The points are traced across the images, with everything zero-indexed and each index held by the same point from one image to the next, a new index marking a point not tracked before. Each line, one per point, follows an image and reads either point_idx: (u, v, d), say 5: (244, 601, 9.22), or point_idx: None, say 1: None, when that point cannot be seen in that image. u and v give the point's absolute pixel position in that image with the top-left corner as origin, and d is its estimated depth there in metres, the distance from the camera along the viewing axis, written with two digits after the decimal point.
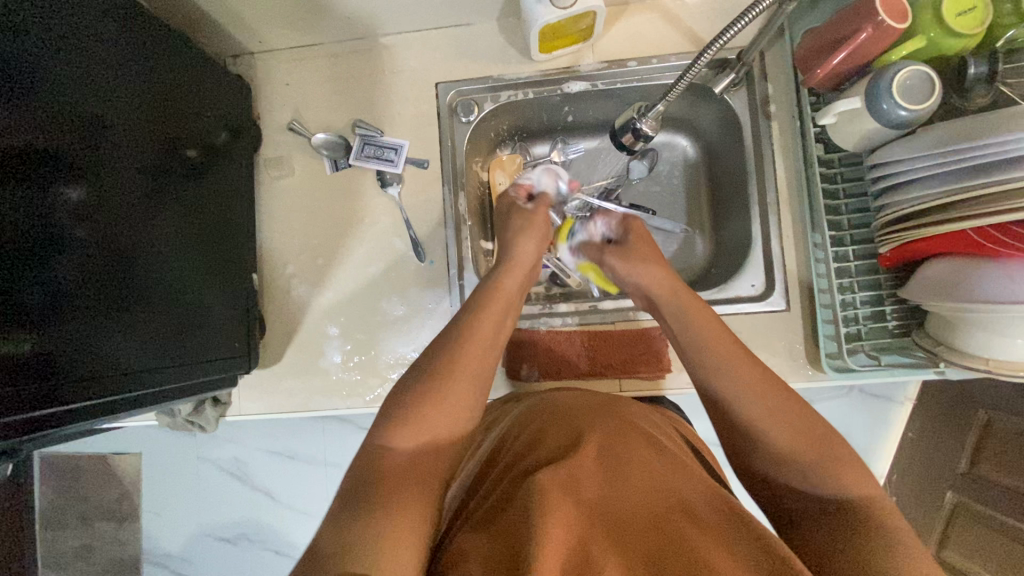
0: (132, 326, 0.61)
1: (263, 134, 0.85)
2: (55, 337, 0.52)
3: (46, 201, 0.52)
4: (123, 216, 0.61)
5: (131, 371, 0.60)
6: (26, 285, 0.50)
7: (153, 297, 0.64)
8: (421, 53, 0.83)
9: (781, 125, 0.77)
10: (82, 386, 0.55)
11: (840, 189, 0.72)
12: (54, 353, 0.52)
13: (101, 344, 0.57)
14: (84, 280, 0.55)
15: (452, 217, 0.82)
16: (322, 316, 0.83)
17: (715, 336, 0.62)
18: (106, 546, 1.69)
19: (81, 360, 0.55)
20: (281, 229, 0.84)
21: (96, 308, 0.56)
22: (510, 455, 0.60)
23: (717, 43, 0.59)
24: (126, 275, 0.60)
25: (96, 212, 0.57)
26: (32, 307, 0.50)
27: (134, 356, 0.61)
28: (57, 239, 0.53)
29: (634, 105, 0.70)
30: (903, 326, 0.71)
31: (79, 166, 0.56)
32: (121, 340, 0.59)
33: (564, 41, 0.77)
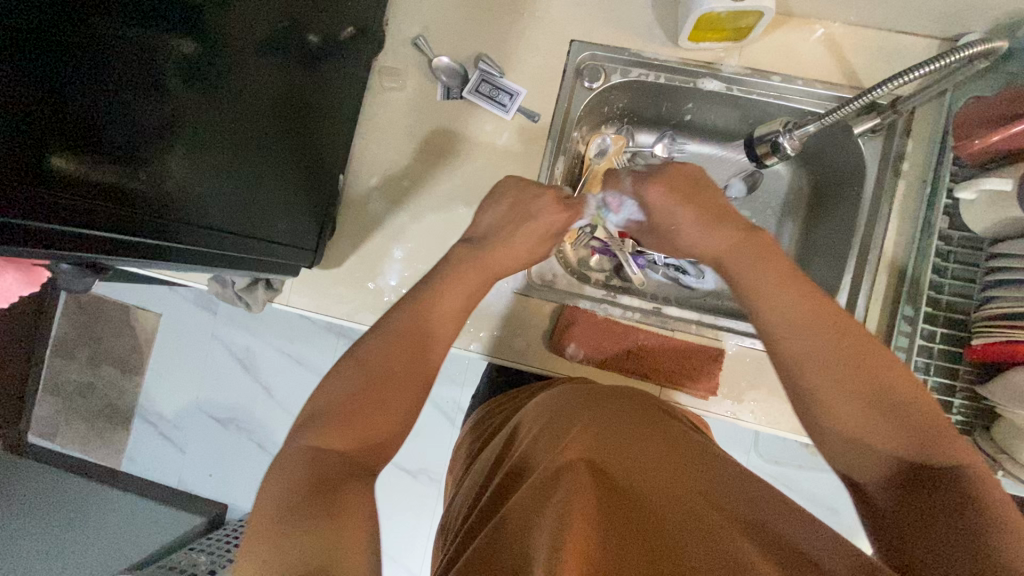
0: (215, 190, 0.61)
1: (386, 41, 0.84)
2: (140, 178, 0.51)
3: (163, 43, 0.50)
4: (235, 82, 0.60)
5: (201, 235, 0.60)
6: (126, 121, 0.48)
7: (236, 169, 0.63)
8: (566, 6, 0.80)
9: (907, 185, 0.73)
10: (157, 235, 0.54)
11: (949, 268, 0.68)
12: (137, 194, 0.51)
13: (185, 199, 0.57)
14: (177, 134, 0.54)
15: (545, 178, 0.81)
16: (391, 235, 0.83)
17: (796, 292, 0.53)
18: (104, 390, 1.73)
19: (159, 209, 0.54)
20: (377, 140, 0.84)
21: (182, 163, 0.56)
22: (530, 438, 0.61)
23: (883, 87, 0.63)
24: (216, 139, 0.59)
25: (206, 68, 0.55)
26: (127, 144, 0.49)
27: (205, 218, 0.60)
28: (164, 86, 0.51)
29: (780, 119, 0.72)
30: (965, 423, 0.68)
31: (204, 17, 0.53)
32: (203, 200, 0.59)
33: (716, 34, 0.74)
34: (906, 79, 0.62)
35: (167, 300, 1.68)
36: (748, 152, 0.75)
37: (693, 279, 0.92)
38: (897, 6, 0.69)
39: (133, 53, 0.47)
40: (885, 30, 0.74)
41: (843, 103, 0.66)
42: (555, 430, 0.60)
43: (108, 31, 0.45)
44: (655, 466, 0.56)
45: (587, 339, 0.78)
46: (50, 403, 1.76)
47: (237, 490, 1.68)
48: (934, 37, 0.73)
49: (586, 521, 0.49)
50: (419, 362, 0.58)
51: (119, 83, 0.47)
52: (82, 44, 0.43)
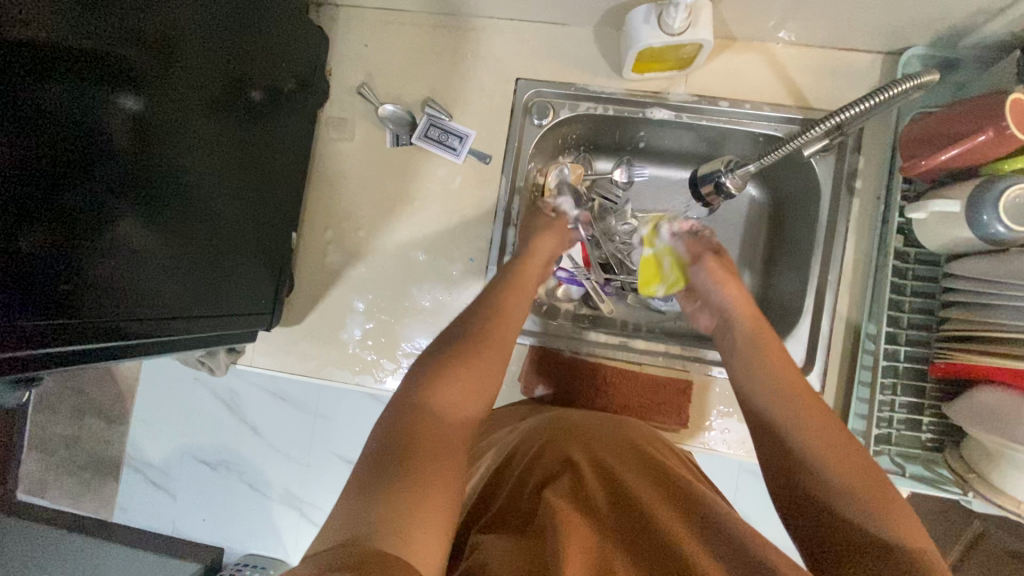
0: (166, 260, 0.59)
1: (331, 90, 0.83)
2: (85, 255, 0.50)
3: (96, 112, 0.50)
4: (180, 146, 0.59)
5: (156, 305, 0.59)
6: (62, 195, 0.48)
7: (192, 232, 0.62)
8: (509, 45, 0.79)
9: (862, 204, 0.73)
10: (105, 311, 0.53)
11: (907, 285, 0.68)
12: (80, 273, 0.50)
13: (134, 274, 0.56)
14: (122, 206, 0.53)
15: (502, 218, 0.80)
16: (351, 288, 0.81)
17: (776, 352, 0.65)
18: (90, 442, 1.71)
19: (108, 285, 0.53)
20: (328, 192, 0.83)
21: (134, 235, 0.55)
22: (521, 463, 0.64)
23: (832, 119, 0.60)
24: (166, 203, 0.58)
25: (146, 135, 0.55)
26: (65, 221, 0.48)
27: (160, 287, 0.59)
28: (102, 156, 0.51)
29: (722, 158, 0.71)
30: (936, 440, 0.68)
31: (139, 84, 0.53)
32: (154, 273, 0.58)
33: (659, 65, 0.73)
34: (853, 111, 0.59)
35: None
36: (693, 193, 0.75)
37: (662, 303, 0.90)
38: (837, 25, 0.69)
39: (58, 134, 0.47)
40: (828, 47, 0.74)
41: (790, 137, 0.63)
42: (549, 459, 0.63)
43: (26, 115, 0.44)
44: (657, 490, 0.60)
45: (555, 378, 0.78)
46: (37, 460, 1.74)
47: (233, 531, 1.68)
48: (878, 51, 0.73)
49: (584, 542, 0.52)
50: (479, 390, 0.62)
51: (49, 160, 0.47)
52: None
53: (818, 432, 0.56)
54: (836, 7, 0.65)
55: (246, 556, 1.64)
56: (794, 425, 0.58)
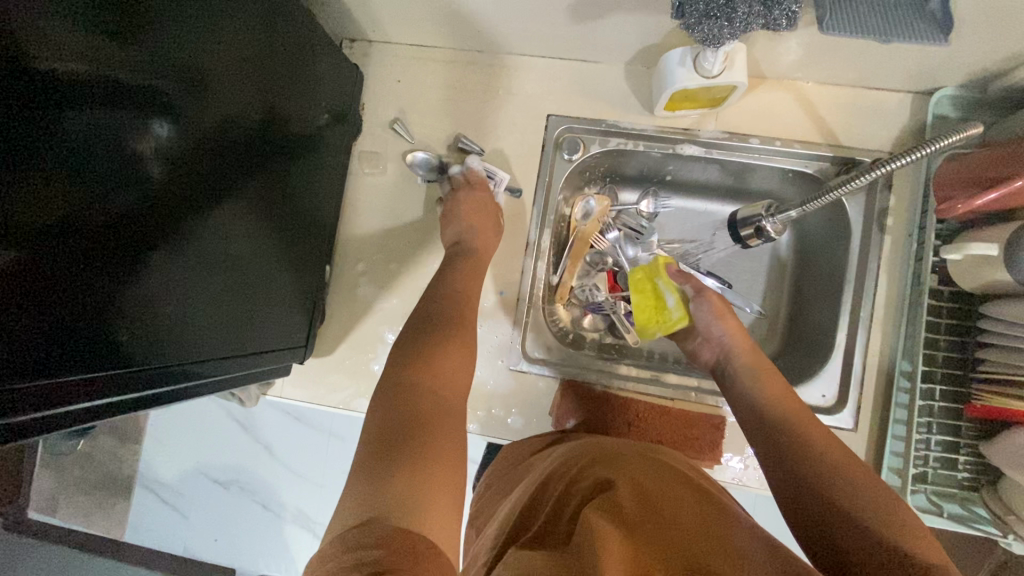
0: (207, 293, 0.60)
1: (363, 124, 0.84)
2: (135, 299, 0.51)
3: (144, 160, 0.50)
4: (222, 186, 0.60)
5: (196, 343, 0.59)
6: (116, 242, 0.48)
7: (231, 269, 0.63)
8: (541, 81, 0.80)
9: (893, 241, 0.74)
10: (149, 354, 0.53)
11: (942, 324, 0.68)
12: (129, 317, 0.50)
13: (177, 312, 0.56)
14: (169, 248, 0.54)
15: (532, 252, 0.81)
16: (382, 320, 0.82)
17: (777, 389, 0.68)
18: (104, 461, 1.71)
19: (154, 326, 0.53)
20: (360, 224, 0.83)
21: (180, 275, 0.56)
22: (566, 482, 0.63)
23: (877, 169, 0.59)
24: (209, 242, 0.59)
25: (190, 176, 0.56)
26: (117, 267, 0.49)
27: (201, 326, 0.59)
28: (151, 202, 0.51)
29: (762, 202, 0.72)
30: (972, 480, 0.68)
31: (181, 128, 0.54)
32: (194, 310, 0.58)
33: (692, 103, 0.74)
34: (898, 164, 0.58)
35: None
36: (732, 237, 0.76)
37: None
38: (869, 68, 0.70)
39: (109, 176, 0.47)
40: (858, 86, 0.75)
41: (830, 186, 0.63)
42: (590, 479, 0.62)
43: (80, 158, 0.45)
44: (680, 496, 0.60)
45: (585, 413, 0.77)
46: (50, 478, 1.73)
47: (244, 552, 1.67)
48: (908, 90, 0.74)
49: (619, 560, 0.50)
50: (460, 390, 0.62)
51: (105, 208, 0.47)
52: (54, 175, 0.43)
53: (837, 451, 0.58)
54: (870, 50, 0.66)
55: None
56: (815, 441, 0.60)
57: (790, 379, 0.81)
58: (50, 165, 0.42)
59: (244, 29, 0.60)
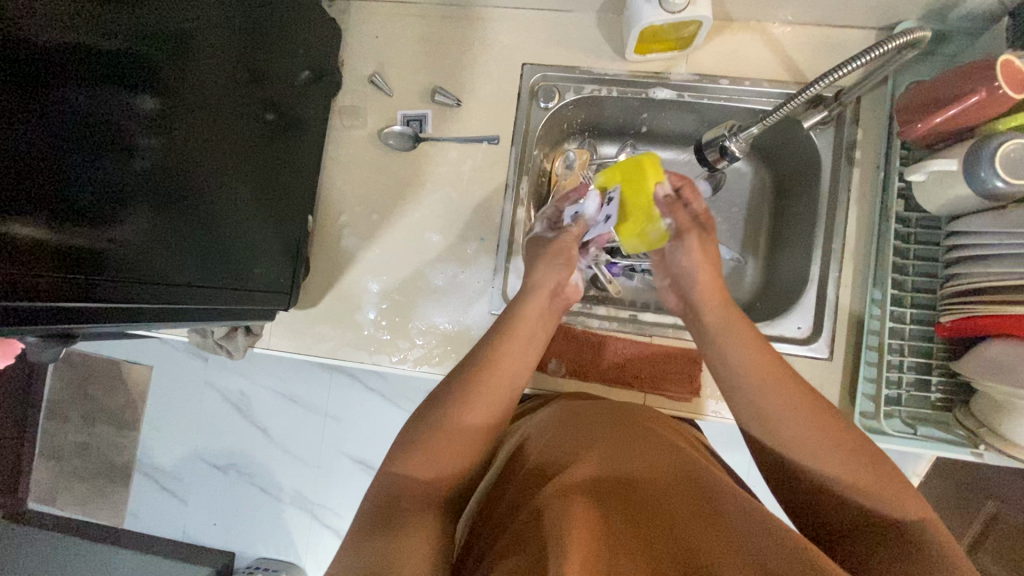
0: (183, 238, 0.61)
1: (344, 81, 0.86)
2: (110, 237, 0.52)
3: (122, 103, 0.51)
4: (198, 134, 0.61)
5: (175, 287, 0.60)
6: (88, 179, 0.49)
7: (209, 217, 0.64)
8: (515, 32, 0.82)
9: (862, 173, 0.75)
10: (127, 294, 0.54)
11: (910, 249, 0.70)
12: (105, 255, 0.52)
13: (154, 255, 0.57)
14: (144, 190, 0.55)
15: (511, 199, 0.82)
16: (366, 271, 0.83)
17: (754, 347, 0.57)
18: (102, 448, 1.72)
19: (131, 267, 0.55)
20: (342, 178, 0.85)
21: (154, 218, 0.57)
22: (537, 455, 0.63)
23: (825, 79, 0.64)
24: (184, 188, 0.60)
25: (167, 122, 0.57)
26: (91, 203, 0.50)
27: (179, 270, 0.61)
28: (126, 144, 0.52)
29: (725, 123, 0.73)
30: (945, 400, 0.69)
31: (160, 73, 0.55)
32: (175, 259, 0.60)
33: (661, 45, 0.76)
34: (843, 72, 0.63)
35: (155, 351, 1.67)
36: (698, 158, 0.77)
37: None
38: (831, 2, 0.72)
39: (93, 129, 0.49)
40: (822, 24, 0.77)
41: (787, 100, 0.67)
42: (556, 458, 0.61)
43: (64, 107, 0.46)
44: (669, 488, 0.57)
45: (568, 352, 0.79)
46: (49, 466, 1.74)
47: (244, 536, 1.67)
48: (871, 27, 0.75)
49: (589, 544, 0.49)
50: (481, 398, 0.63)
51: (77, 145, 0.48)
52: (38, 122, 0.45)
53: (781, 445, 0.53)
54: None
55: (257, 560, 1.63)
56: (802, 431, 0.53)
57: (768, 317, 0.82)
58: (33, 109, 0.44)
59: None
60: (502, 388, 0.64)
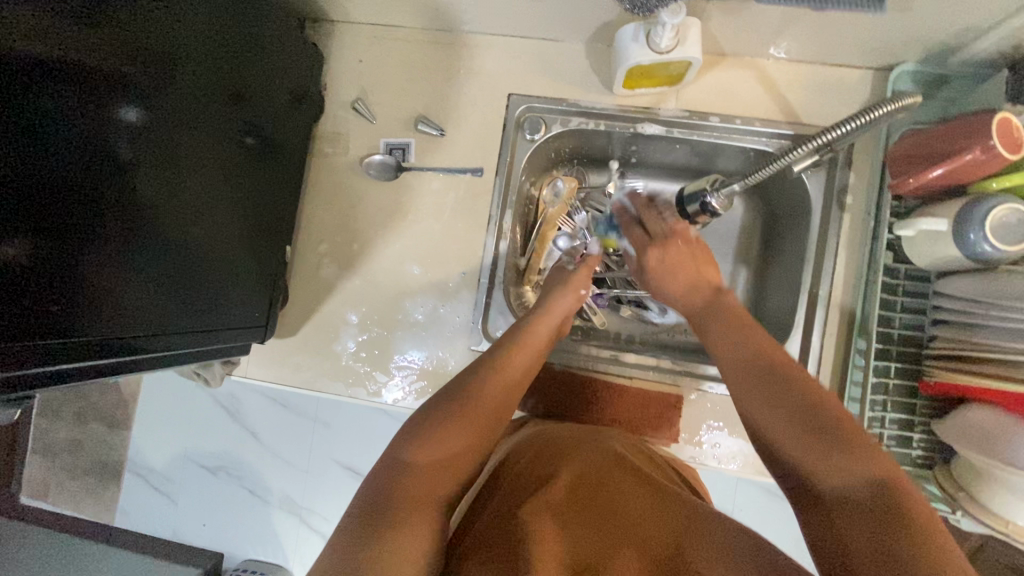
0: (163, 260, 0.60)
1: (326, 105, 0.84)
2: (83, 258, 0.52)
3: (103, 119, 0.52)
4: (183, 155, 0.61)
5: (147, 312, 0.59)
6: (63, 199, 0.49)
7: (191, 240, 0.64)
8: (502, 59, 0.80)
9: (853, 219, 0.73)
10: (96, 316, 0.54)
11: (897, 301, 0.68)
12: (75, 275, 0.51)
13: (131, 276, 0.57)
14: (123, 211, 0.55)
15: (494, 233, 0.81)
16: (345, 301, 0.82)
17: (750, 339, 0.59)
18: (93, 447, 1.72)
19: (104, 289, 0.54)
20: (322, 205, 0.84)
21: (134, 240, 0.56)
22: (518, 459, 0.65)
23: (824, 135, 0.60)
24: (168, 210, 0.60)
25: (150, 141, 0.57)
26: (65, 223, 0.50)
27: (156, 294, 0.60)
28: (105, 163, 0.52)
29: (708, 178, 0.71)
30: (926, 458, 0.68)
31: (144, 92, 0.55)
32: (145, 286, 0.58)
33: (650, 81, 0.73)
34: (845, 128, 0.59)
35: None
36: (680, 212, 0.74)
37: (656, 314, 0.91)
38: (826, 42, 0.69)
39: (57, 152, 0.48)
40: (818, 63, 0.74)
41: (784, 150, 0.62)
42: (544, 469, 0.62)
43: (41, 123, 0.47)
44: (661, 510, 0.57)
45: (546, 391, 0.79)
46: (40, 464, 1.75)
47: (233, 537, 1.69)
48: (868, 67, 0.73)
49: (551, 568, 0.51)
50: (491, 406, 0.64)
51: (53, 164, 0.48)
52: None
53: (814, 449, 0.48)
54: (825, 24, 0.65)
55: (246, 562, 1.64)
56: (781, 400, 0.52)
57: None
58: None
59: (207, 11, 0.61)
60: (508, 391, 0.66)
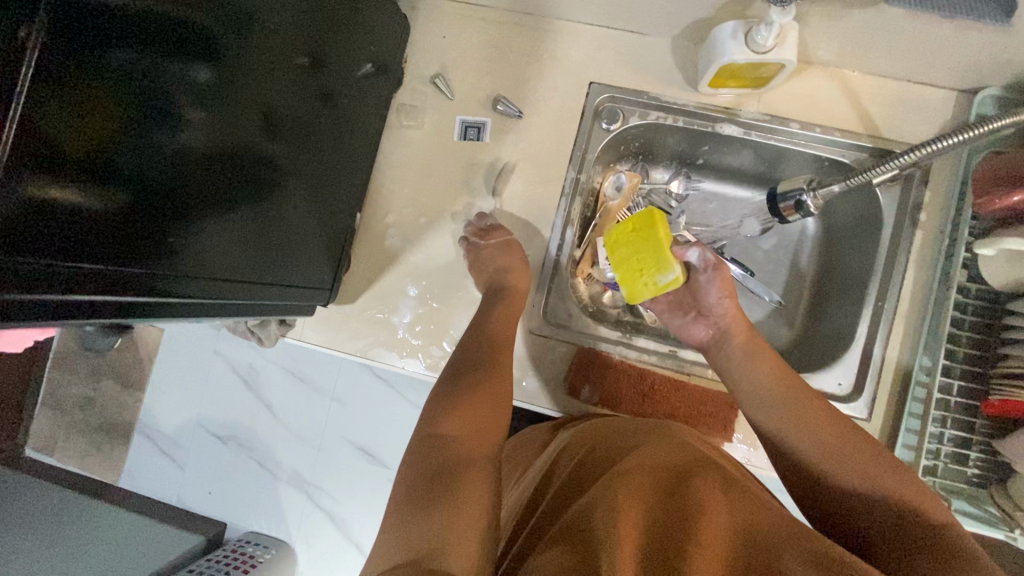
0: (234, 220, 0.60)
1: (404, 78, 0.84)
2: (162, 214, 0.50)
3: (184, 77, 0.49)
4: (256, 116, 0.59)
5: (219, 269, 0.59)
6: (148, 156, 0.47)
7: (262, 200, 0.63)
8: (587, 49, 0.80)
9: (925, 236, 0.74)
10: (173, 272, 0.53)
11: (967, 321, 0.69)
12: (156, 231, 0.50)
13: (205, 234, 0.56)
14: (197, 168, 0.53)
15: (561, 219, 0.81)
16: (407, 273, 0.82)
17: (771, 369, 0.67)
18: (105, 405, 1.70)
19: (181, 245, 0.53)
20: (392, 176, 0.84)
21: (210, 198, 0.56)
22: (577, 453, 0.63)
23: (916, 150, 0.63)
24: (242, 170, 0.59)
25: (226, 100, 0.55)
26: (148, 180, 0.48)
27: (227, 252, 0.60)
28: (185, 120, 0.50)
29: (803, 177, 0.73)
30: (980, 476, 0.69)
31: (224, 50, 0.53)
32: (217, 242, 0.58)
33: (736, 82, 0.74)
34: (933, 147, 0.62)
35: None
36: (770, 210, 0.77)
37: None
38: (918, 60, 0.70)
39: (147, 105, 0.46)
40: (903, 79, 0.75)
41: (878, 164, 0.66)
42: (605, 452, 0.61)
43: (124, 77, 0.44)
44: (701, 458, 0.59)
45: (601, 381, 0.77)
46: (51, 416, 1.73)
47: (237, 507, 1.65)
48: (953, 88, 0.74)
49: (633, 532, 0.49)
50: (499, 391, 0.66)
51: (139, 120, 0.46)
52: (90, 87, 0.42)
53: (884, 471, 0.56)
54: (922, 40, 0.66)
55: (247, 533, 1.61)
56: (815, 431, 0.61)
57: (807, 368, 0.81)
58: (87, 85, 0.41)
59: None
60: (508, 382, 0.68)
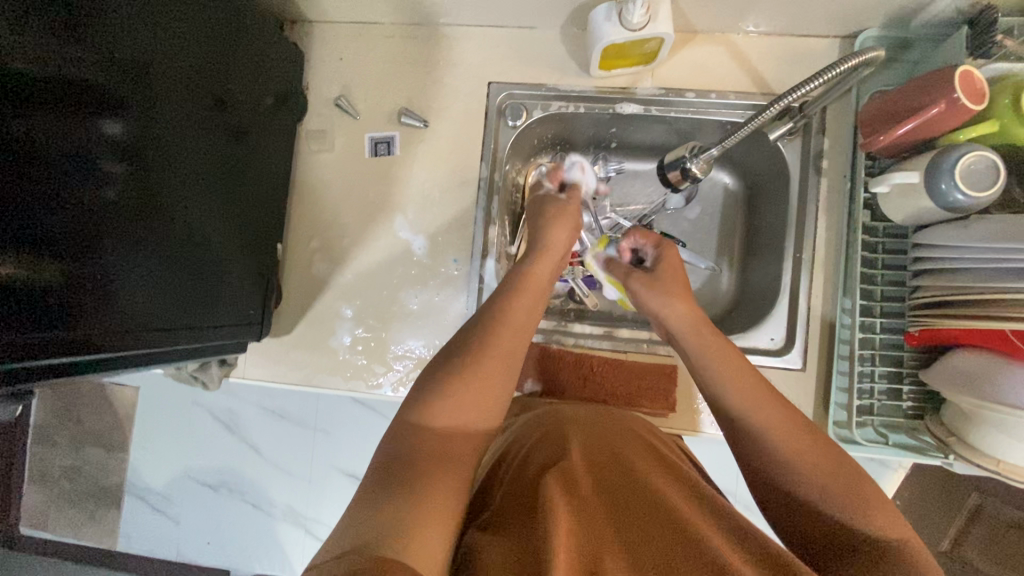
0: (162, 267, 0.60)
1: (309, 105, 0.85)
2: (84, 271, 0.51)
3: (90, 137, 0.51)
4: (170, 166, 0.60)
5: (151, 320, 0.59)
6: (58, 216, 0.48)
7: (186, 245, 0.64)
8: (480, 50, 0.82)
9: (830, 183, 0.75)
10: (106, 327, 0.53)
11: (879, 260, 0.70)
12: (78, 289, 0.50)
13: (134, 285, 0.57)
14: (116, 224, 0.54)
15: (482, 219, 0.82)
16: (340, 295, 0.83)
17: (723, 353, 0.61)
18: (91, 472, 1.68)
19: (107, 299, 0.54)
20: (311, 202, 0.85)
21: (133, 251, 0.56)
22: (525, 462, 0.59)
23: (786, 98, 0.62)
24: (162, 220, 0.60)
25: (139, 155, 0.56)
26: (62, 241, 0.49)
27: (157, 301, 0.60)
28: (100, 181, 0.52)
29: (685, 145, 0.75)
30: (917, 408, 0.69)
31: (131, 108, 0.55)
32: (146, 292, 0.58)
33: (625, 61, 0.75)
34: (804, 90, 0.61)
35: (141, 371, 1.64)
36: (663, 182, 0.78)
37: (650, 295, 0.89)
38: (791, 15, 0.72)
39: (47, 161, 0.47)
40: (785, 35, 0.77)
41: (751, 117, 0.66)
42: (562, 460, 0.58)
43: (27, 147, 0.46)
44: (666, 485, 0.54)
45: (545, 370, 0.79)
46: (37, 492, 1.70)
47: (238, 553, 1.63)
48: (834, 36, 0.75)
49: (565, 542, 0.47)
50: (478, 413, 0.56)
51: (45, 185, 0.47)
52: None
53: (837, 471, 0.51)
54: None
55: None
56: (752, 410, 0.56)
57: (744, 328, 0.82)
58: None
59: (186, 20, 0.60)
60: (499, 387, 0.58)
